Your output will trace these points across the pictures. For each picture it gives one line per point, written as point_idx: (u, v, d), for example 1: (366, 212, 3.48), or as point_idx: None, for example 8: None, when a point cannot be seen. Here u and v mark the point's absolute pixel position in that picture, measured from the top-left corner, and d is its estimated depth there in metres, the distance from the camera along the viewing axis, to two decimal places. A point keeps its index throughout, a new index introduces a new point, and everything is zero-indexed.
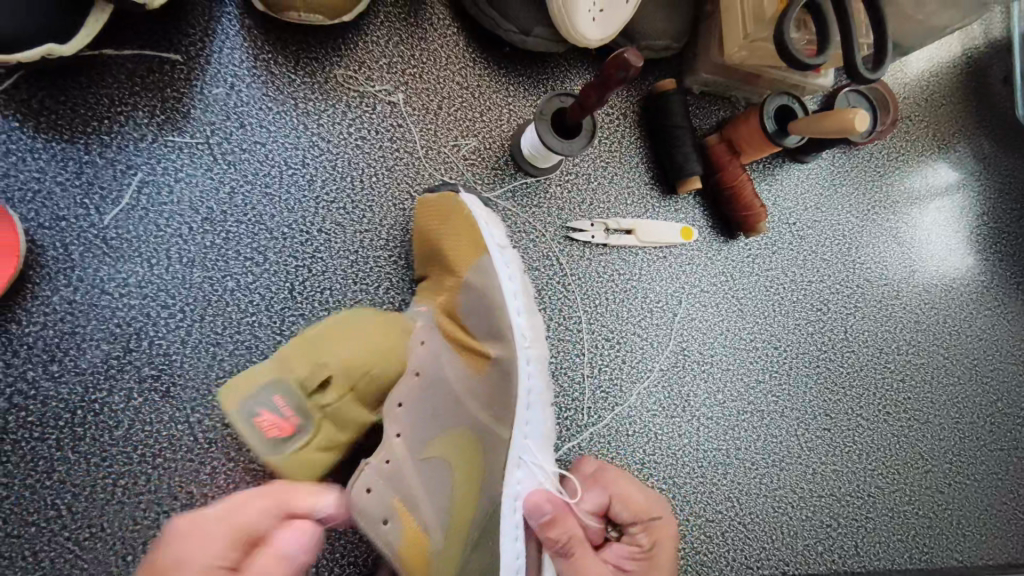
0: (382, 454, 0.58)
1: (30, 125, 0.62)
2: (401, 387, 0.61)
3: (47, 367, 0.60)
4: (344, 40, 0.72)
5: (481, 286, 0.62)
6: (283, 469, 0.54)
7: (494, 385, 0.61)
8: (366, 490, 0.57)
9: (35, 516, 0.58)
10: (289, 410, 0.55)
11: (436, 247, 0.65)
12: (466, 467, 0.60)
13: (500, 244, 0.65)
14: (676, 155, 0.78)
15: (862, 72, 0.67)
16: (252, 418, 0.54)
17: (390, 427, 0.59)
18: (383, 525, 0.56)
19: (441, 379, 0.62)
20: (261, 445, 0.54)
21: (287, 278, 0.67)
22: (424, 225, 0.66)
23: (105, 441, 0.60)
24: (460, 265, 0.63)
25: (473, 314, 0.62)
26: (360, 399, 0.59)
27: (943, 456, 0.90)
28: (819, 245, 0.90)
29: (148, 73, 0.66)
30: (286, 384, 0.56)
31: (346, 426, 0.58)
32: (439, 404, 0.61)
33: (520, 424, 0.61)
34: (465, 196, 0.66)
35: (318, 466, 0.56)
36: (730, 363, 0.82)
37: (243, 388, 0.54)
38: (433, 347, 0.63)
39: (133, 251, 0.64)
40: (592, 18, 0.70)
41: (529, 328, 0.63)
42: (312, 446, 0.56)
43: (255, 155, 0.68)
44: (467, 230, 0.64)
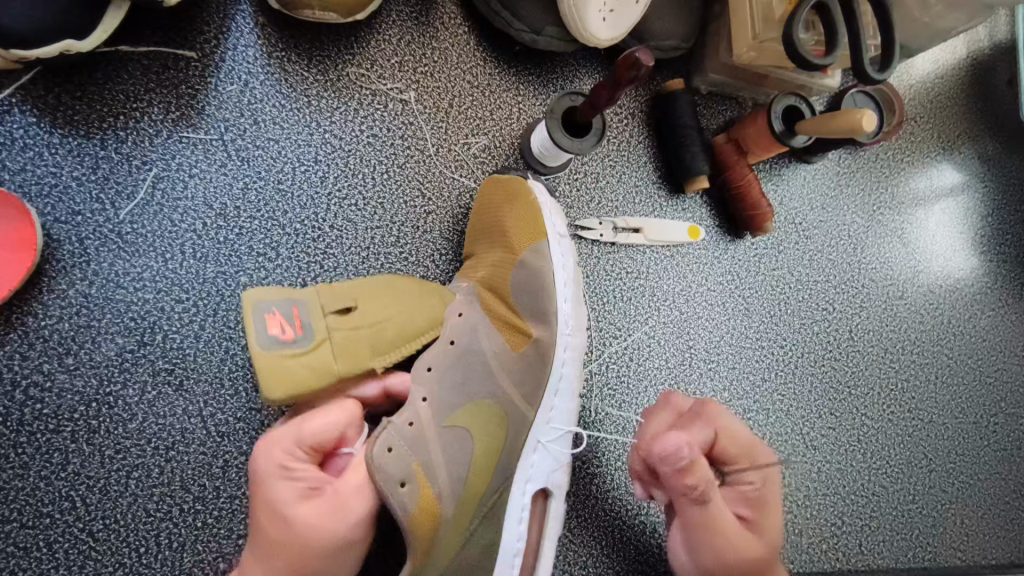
0: (406, 414, 0.58)
1: (47, 120, 0.63)
2: (435, 352, 0.61)
3: (63, 359, 0.61)
4: (356, 39, 0.73)
5: (538, 268, 0.64)
6: (263, 369, 0.53)
7: (531, 365, 0.63)
8: (387, 449, 0.55)
9: (50, 507, 0.58)
10: (299, 322, 0.56)
11: (492, 222, 0.66)
12: (488, 439, 0.61)
13: (559, 233, 0.67)
14: (684, 155, 0.79)
15: (871, 73, 0.68)
16: (264, 315, 0.55)
17: (417, 390, 0.59)
18: (399, 486, 0.55)
19: (476, 351, 0.62)
20: (260, 338, 0.54)
21: (300, 274, 0.67)
22: (488, 198, 0.68)
23: (119, 433, 0.61)
24: (516, 242, 0.65)
25: (522, 294, 0.64)
26: (366, 343, 0.58)
27: (946, 456, 0.91)
28: (825, 245, 0.90)
29: (163, 70, 0.66)
30: (308, 302, 0.57)
31: (344, 357, 0.57)
32: (471, 373, 0.62)
33: (544, 408, 0.63)
34: (535, 184, 0.69)
35: (300, 384, 0.54)
36: (736, 361, 0.83)
37: (272, 293, 0.56)
38: (472, 319, 0.63)
39: (148, 245, 0.64)
40: (603, 18, 0.70)
41: (574, 318, 0.65)
42: (301, 359, 0.55)
43: (268, 152, 0.68)
44: (529, 213, 0.66)
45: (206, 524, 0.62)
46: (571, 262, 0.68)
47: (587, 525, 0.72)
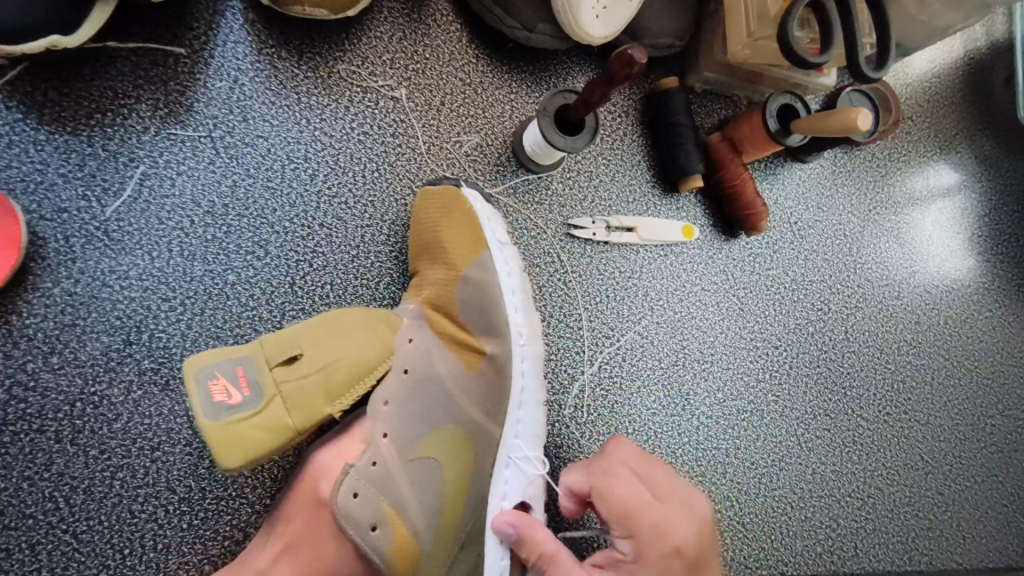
0: (366, 455, 0.56)
1: (32, 116, 0.62)
2: (391, 384, 0.59)
3: (48, 359, 0.60)
4: (347, 35, 0.72)
5: (483, 283, 0.65)
6: (215, 442, 0.49)
7: (489, 382, 0.63)
8: (352, 495, 0.54)
9: (34, 508, 0.58)
10: (246, 382, 0.52)
11: (432, 240, 0.65)
12: (458, 465, 0.60)
13: (500, 243, 0.67)
14: (678, 153, 0.78)
15: (865, 72, 0.67)
16: (206, 381, 0.51)
17: (376, 425, 0.57)
18: (371, 531, 0.55)
19: (433, 375, 0.60)
20: (206, 410, 0.50)
21: (289, 272, 0.67)
22: (418, 219, 0.66)
23: (104, 433, 0.60)
24: (458, 260, 0.64)
25: (471, 311, 0.64)
26: (320, 390, 0.55)
27: (942, 457, 0.90)
28: (820, 245, 0.90)
29: (151, 66, 0.66)
30: (252, 358, 0.53)
31: (299, 410, 0.54)
32: (431, 401, 0.60)
33: (510, 423, 0.64)
34: (468, 191, 0.68)
35: (258, 448, 0.51)
36: (730, 362, 0.82)
37: (211, 354, 0.52)
38: (423, 342, 0.61)
39: (135, 243, 0.63)
40: (595, 15, 0.69)
41: (526, 326, 0.66)
42: (254, 423, 0.51)
43: (258, 150, 0.68)
44: (469, 230, 0.65)
45: (192, 525, 0.61)
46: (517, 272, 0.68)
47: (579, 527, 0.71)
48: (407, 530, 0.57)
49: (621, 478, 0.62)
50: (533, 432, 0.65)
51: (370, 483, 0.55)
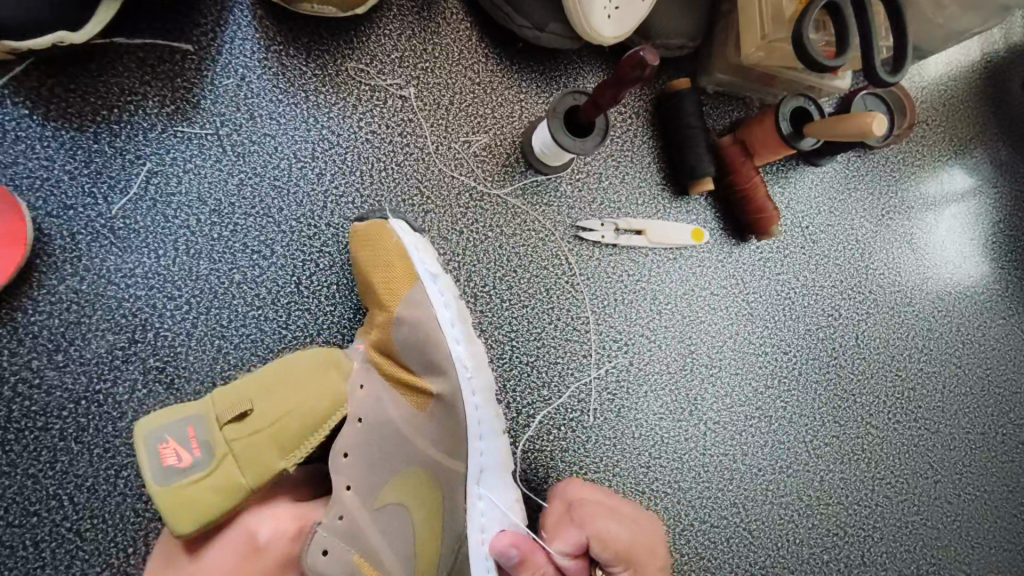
0: (333, 510, 0.55)
1: (39, 112, 0.61)
2: (345, 436, 0.57)
3: (53, 356, 0.60)
4: (356, 33, 0.71)
5: (418, 320, 0.59)
6: (167, 506, 0.50)
7: (441, 421, 0.59)
8: (323, 552, 0.54)
9: (38, 506, 0.58)
10: (196, 443, 0.52)
11: (366, 282, 0.61)
12: (426, 507, 0.59)
13: (432, 273, 0.61)
14: (689, 156, 0.77)
15: (881, 74, 0.66)
16: (156, 446, 0.51)
17: (338, 479, 0.56)
18: None
19: (385, 422, 0.59)
20: (155, 473, 0.50)
21: (295, 272, 0.66)
22: (356, 260, 0.62)
23: (109, 432, 0.60)
24: (391, 301, 0.59)
25: (411, 352, 0.59)
26: (270, 444, 0.54)
27: (952, 466, 0.89)
28: (831, 250, 0.88)
29: (158, 62, 0.65)
30: (204, 416, 0.53)
31: (252, 467, 0.53)
32: (390, 447, 0.58)
33: (473, 456, 0.59)
34: (395, 224, 0.62)
35: (209, 508, 0.51)
36: (739, 367, 0.81)
37: (161, 417, 0.52)
38: (372, 390, 0.59)
39: (141, 241, 0.63)
40: (608, 15, 0.69)
41: (471, 358, 0.60)
42: (205, 483, 0.51)
43: (265, 148, 0.67)
44: (396, 268, 0.60)
45: None
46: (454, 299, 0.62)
47: None
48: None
49: (610, 517, 0.61)
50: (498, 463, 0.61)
51: (340, 539, 0.55)
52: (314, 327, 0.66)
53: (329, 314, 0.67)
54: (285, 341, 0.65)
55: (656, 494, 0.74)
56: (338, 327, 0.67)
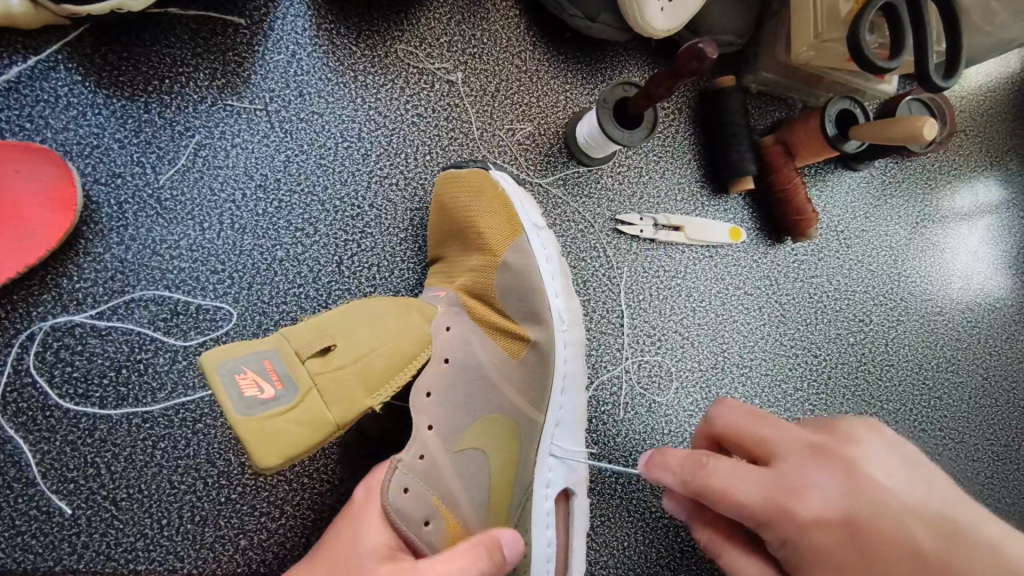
0: (415, 448, 0.53)
1: (92, 79, 0.61)
2: (430, 374, 0.56)
3: (95, 324, 0.60)
4: (407, 15, 0.71)
5: (521, 267, 0.62)
6: (250, 437, 0.44)
7: (530, 371, 0.61)
8: (403, 490, 0.51)
9: (75, 473, 0.58)
10: (277, 375, 0.47)
11: (461, 225, 0.62)
12: (501, 457, 0.59)
13: (536, 226, 0.64)
14: (731, 154, 0.77)
15: (934, 79, 0.66)
16: (234, 375, 0.45)
17: (421, 419, 0.55)
18: (424, 526, 0.51)
19: (474, 365, 0.59)
20: (237, 402, 0.44)
21: (337, 252, 0.66)
22: (446, 202, 0.63)
23: (148, 402, 0.60)
24: (493, 245, 0.62)
25: (512, 297, 0.61)
26: (358, 382, 0.50)
27: (976, 477, 0.89)
28: (865, 256, 0.88)
29: (211, 35, 0.65)
30: (278, 350, 0.49)
31: (335, 407, 0.49)
32: (474, 393, 0.59)
33: (552, 407, 0.62)
34: (496, 173, 0.65)
35: (299, 444, 0.46)
36: (770, 368, 0.81)
37: (232, 348, 0.47)
38: (464, 332, 0.59)
39: (186, 213, 0.63)
40: (660, 7, 0.69)
41: (568, 312, 0.63)
42: (292, 416, 0.46)
43: (312, 126, 0.67)
44: (504, 213, 0.63)
45: (230, 500, 0.60)
46: (554, 253, 0.65)
47: (610, 525, 0.71)
48: (459, 523, 0.55)
49: (737, 472, 0.47)
50: (575, 418, 0.64)
51: (421, 478, 0.53)
52: None
53: (369, 295, 0.66)
54: None
55: None
56: None
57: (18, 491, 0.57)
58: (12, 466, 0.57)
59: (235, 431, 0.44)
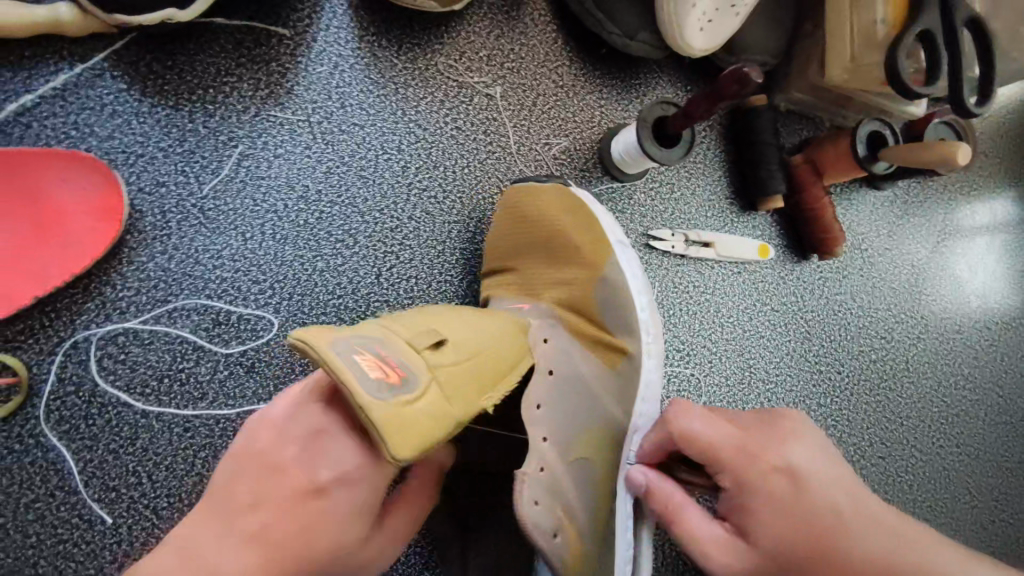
0: (536, 460, 0.52)
1: (137, 88, 0.62)
2: (537, 386, 0.54)
3: (138, 333, 0.60)
4: (447, 29, 0.71)
5: (616, 281, 0.62)
6: (385, 431, 0.36)
7: (626, 383, 0.61)
8: (534, 502, 0.51)
9: (116, 482, 0.58)
10: (394, 364, 0.40)
11: (552, 237, 0.63)
12: (605, 469, 0.58)
13: (619, 240, 0.65)
14: (762, 172, 0.78)
15: (968, 105, 0.67)
16: (354, 360, 0.38)
17: (536, 430, 0.53)
18: (553, 537, 0.52)
19: (577, 377, 0.58)
20: (367, 387, 0.37)
21: (376, 264, 0.66)
22: (531, 213, 0.64)
23: (189, 411, 0.60)
24: (592, 260, 0.63)
25: (610, 311, 0.62)
26: (477, 373, 0.46)
27: (991, 493, 0.90)
28: (888, 274, 0.89)
29: (254, 45, 0.65)
30: (386, 338, 0.42)
31: (463, 403, 0.43)
32: (579, 402, 0.58)
33: (638, 418, 0.59)
34: (574, 189, 0.66)
35: (427, 436, 0.39)
36: (795, 384, 0.82)
37: (332, 332, 0.39)
38: (562, 344, 0.59)
39: (229, 223, 0.63)
40: (701, 27, 0.69)
41: (653, 324, 0.62)
42: (419, 407, 0.39)
43: (353, 137, 0.67)
44: (598, 230, 0.64)
45: None
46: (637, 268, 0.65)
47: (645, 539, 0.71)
48: (578, 535, 0.55)
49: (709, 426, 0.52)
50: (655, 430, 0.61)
51: (545, 489, 0.53)
52: None
53: (407, 307, 0.67)
54: None
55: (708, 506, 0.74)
56: None
57: (60, 499, 0.57)
58: (54, 474, 0.57)
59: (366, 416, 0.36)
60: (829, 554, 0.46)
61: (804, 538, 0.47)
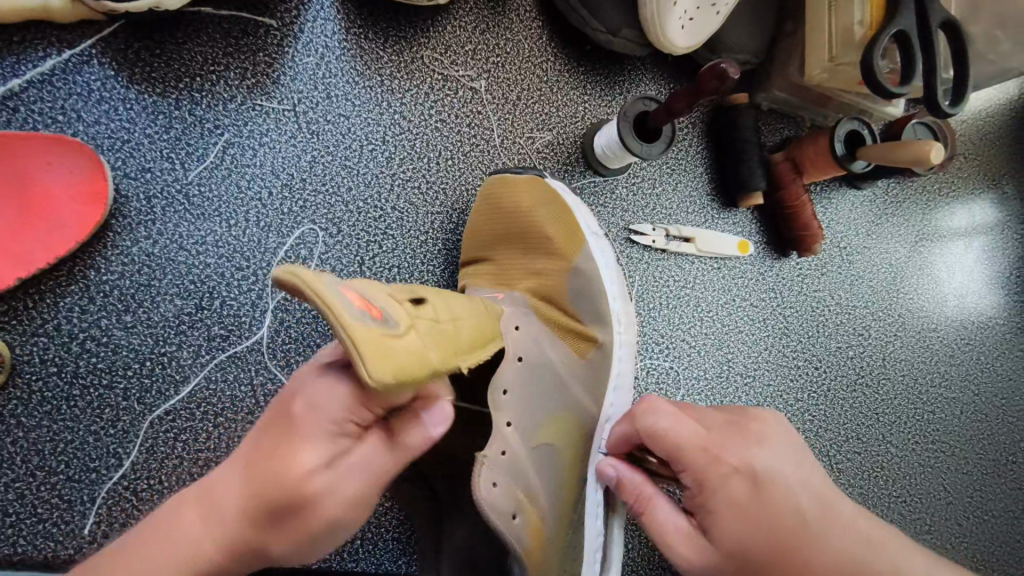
0: (499, 444, 0.53)
1: (125, 75, 0.62)
2: (507, 371, 0.55)
3: (121, 317, 0.60)
4: (433, 22, 0.72)
5: (589, 272, 0.64)
6: (367, 347, 0.34)
7: (595, 370, 0.63)
8: (494, 484, 0.51)
9: (97, 462, 0.58)
10: (373, 306, 0.38)
11: (526, 229, 0.65)
12: (571, 454, 0.60)
13: (593, 232, 0.67)
14: (741, 169, 0.79)
15: (942, 106, 0.68)
16: (336, 287, 0.36)
17: (502, 415, 0.54)
18: (513, 520, 0.52)
19: (545, 364, 0.60)
20: (353, 314, 0.35)
21: (358, 253, 0.67)
22: (506, 204, 0.65)
23: (171, 394, 0.61)
24: (566, 251, 0.65)
25: (582, 300, 0.64)
26: (449, 341, 0.45)
27: (965, 490, 0.91)
28: (866, 272, 0.91)
29: (242, 35, 0.66)
30: (365, 289, 0.41)
31: (439, 355, 0.42)
32: (545, 387, 0.59)
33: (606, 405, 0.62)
34: (549, 181, 0.68)
35: (408, 372, 0.36)
36: (772, 378, 0.83)
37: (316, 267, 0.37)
38: (533, 332, 0.60)
39: (213, 209, 0.64)
40: (682, 25, 0.70)
41: (625, 315, 0.65)
42: (399, 343, 0.37)
43: (338, 127, 0.68)
44: (573, 223, 0.66)
45: None
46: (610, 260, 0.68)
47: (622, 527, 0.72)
48: (539, 518, 0.56)
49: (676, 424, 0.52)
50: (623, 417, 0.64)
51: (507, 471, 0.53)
52: None
53: None
54: None
55: None
56: None
57: (40, 479, 0.57)
58: (36, 454, 0.57)
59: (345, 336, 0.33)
60: (790, 552, 0.46)
61: (762, 538, 0.47)
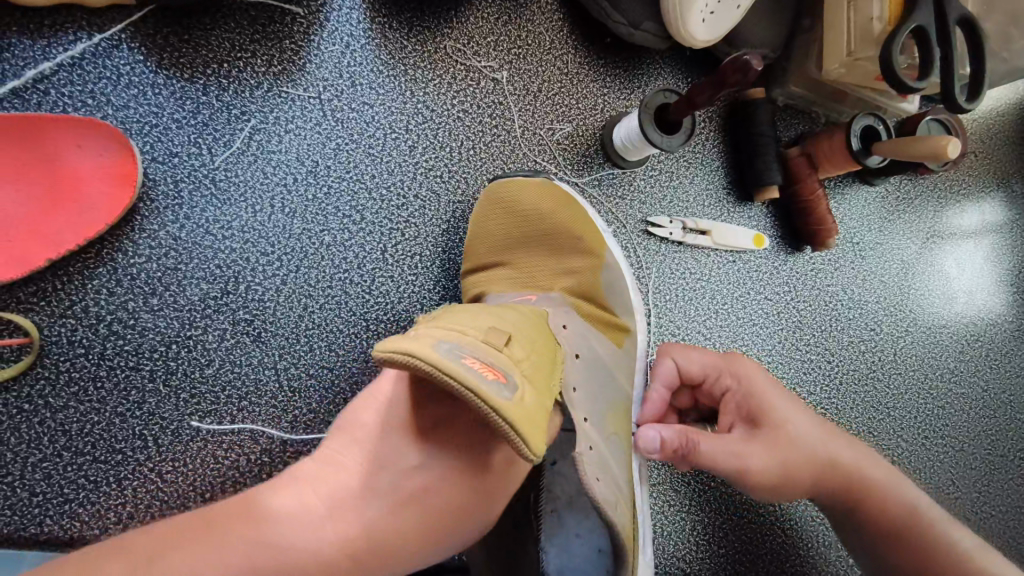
0: (586, 440, 0.53)
1: (153, 60, 0.63)
2: (572, 369, 0.57)
3: (148, 299, 0.61)
4: (456, 13, 0.73)
5: (615, 267, 0.68)
6: (520, 422, 0.36)
7: (628, 357, 0.67)
8: (597, 478, 0.53)
9: (122, 444, 0.59)
10: (491, 364, 0.39)
11: (553, 232, 0.66)
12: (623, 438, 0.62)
13: (602, 228, 0.71)
14: (758, 163, 0.80)
15: (959, 100, 0.69)
16: (460, 360, 0.37)
17: (577, 412, 0.55)
18: (615, 508, 0.54)
19: (594, 356, 0.61)
20: (490, 388, 0.36)
21: (381, 240, 0.68)
22: (528, 208, 0.66)
23: (196, 377, 0.61)
24: (595, 251, 0.67)
25: (611, 295, 0.68)
26: (541, 363, 0.45)
27: (974, 485, 0.92)
28: (879, 267, 0.92)
29: (269, 23, 0.67)
30: (463, 336, 0.40)
31: (543, 387, 0.43)
32: (605, 380, 0.61)
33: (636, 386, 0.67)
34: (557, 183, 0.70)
35: (543, 425, 0.39)
36: (786, 371, 0.84)
37: (421, 341, 0.37)
38: (578, 328, 0.62)
39: (239, 195, 0.64)
40: (703, 19, 0.71)
41: (638, 304, 0.70)
42: (527, 398, 0.39)
43: (362, 115, 0.69)
44: (591, 224, 0.69)
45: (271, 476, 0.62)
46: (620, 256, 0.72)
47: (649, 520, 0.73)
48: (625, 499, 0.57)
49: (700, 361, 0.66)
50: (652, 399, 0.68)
51: (598, 464, 0.54)
52: (396, 294, 0.67)
53: (410, 283, 0.68)
54: (368, 306, 0.66)
55: (700, 487, 0.76)
56: (418, 297, 0.68)
57: (67, 460, 0.57)
58: (62, 434, 0.58)
59: (501, 419, 0.36)
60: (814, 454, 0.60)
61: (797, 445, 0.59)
